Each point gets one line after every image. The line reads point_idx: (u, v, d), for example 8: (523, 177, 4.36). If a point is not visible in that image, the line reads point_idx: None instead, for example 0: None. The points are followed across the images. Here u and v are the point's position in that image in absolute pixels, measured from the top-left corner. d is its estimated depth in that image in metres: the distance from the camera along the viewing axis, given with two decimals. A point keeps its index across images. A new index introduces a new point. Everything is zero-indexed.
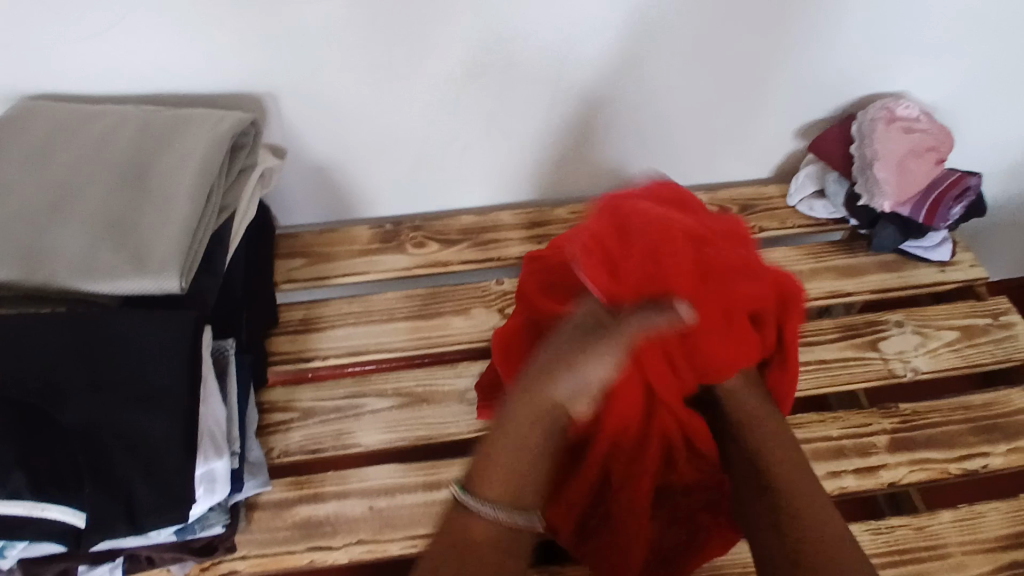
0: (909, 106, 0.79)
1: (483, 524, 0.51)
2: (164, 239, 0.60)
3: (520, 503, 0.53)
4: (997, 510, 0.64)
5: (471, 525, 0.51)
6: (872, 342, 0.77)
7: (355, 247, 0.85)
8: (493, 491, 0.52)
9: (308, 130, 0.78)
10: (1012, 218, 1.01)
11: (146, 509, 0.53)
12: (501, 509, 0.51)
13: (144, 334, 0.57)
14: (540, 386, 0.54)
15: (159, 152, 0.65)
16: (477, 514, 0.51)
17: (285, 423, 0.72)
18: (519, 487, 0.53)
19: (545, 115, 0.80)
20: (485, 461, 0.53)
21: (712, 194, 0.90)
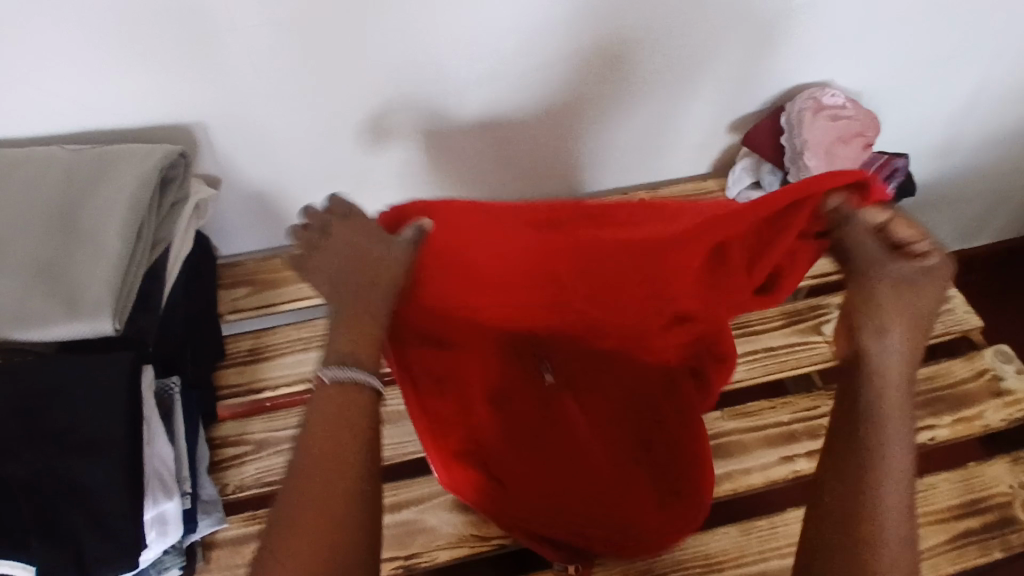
0: (834, 95, 0.82)
1: (364, 398, 0.48)
2: (96, 281, 0.59)
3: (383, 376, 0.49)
4: (947, 479, 0.66)
5: (349, 403, 0.47)
6: (816, 325, 0.78)
7: (301, 271, 0.84)
8: (370, 371, 0.48)
9: (241, 157, 0.77)
10: (940, 197, 1.05)
11: (96, 561, 0.51)
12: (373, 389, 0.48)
13: (78, 379, 0.55)
14: (374, 293, 0.51)
15: (83, 189, 0.63)
16: (353, 383, 0.47)
17: (238, 457, 0.70)
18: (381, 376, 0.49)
19: (480, 127, 0.80)
20: (354, 332, 0.50)
21: (653, 192, 0.92)
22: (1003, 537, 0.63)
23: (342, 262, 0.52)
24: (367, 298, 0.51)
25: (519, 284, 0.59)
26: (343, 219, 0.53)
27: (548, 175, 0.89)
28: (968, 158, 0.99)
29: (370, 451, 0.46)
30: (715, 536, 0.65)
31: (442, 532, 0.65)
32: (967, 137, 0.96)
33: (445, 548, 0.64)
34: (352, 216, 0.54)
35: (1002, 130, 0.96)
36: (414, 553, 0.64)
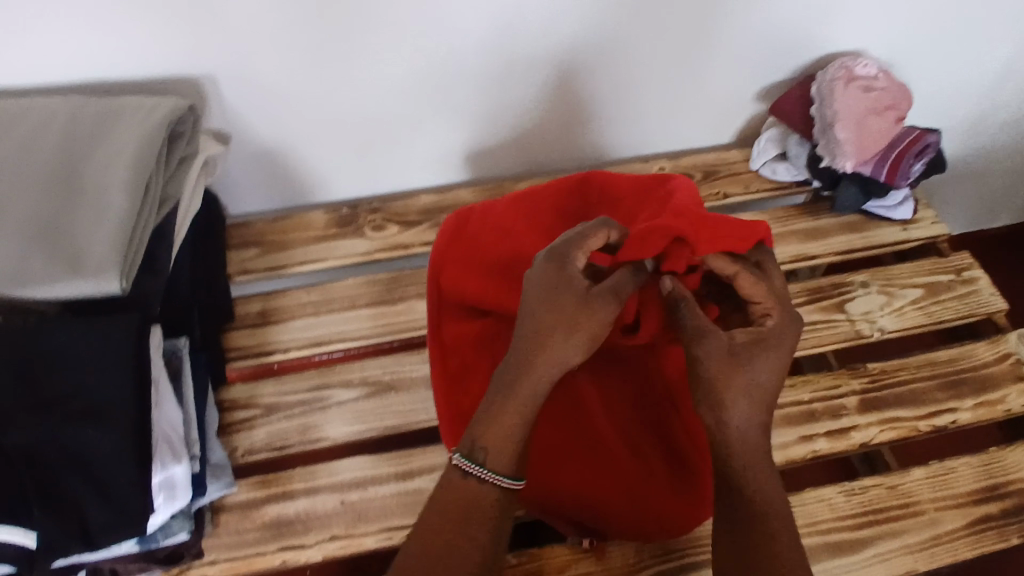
0: (866, 65, 0.79)
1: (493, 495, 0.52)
2: (100, 239, 0.56)
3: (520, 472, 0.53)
4: (968, 464, 0.65)
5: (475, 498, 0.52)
6: (839, 304, 0.77)
7: (311, 233, 0.82)
8: (507, 475, 0.52)
9: (251, 113, 0.74)
10: (967, 173, 1.02)
11: (98, 528, 0.51)
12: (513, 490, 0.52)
13: (84, 340, 0.53)
14: (551, 355, 0.51)
15: (88, 144, 0.60)
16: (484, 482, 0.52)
17: (247, 420, 0.69)
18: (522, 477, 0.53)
19: (498, 89, 0.77)
20: (492, 425, 0.52)
21: (674, 161, 0.89)
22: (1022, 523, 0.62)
23: (545, 306, 0.52)
24: (541, 361, 0.52)
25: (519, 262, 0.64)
26: (550, 262, 0.53)
27: (566, 140, 0.86)
28: (1000, 134, 0.96)
29: (497, 536, 0.52)
30: None
31: None
32: (1000, 112, 0.93)
33: None
34: (561, 258, 0.52)
35: None
36: None
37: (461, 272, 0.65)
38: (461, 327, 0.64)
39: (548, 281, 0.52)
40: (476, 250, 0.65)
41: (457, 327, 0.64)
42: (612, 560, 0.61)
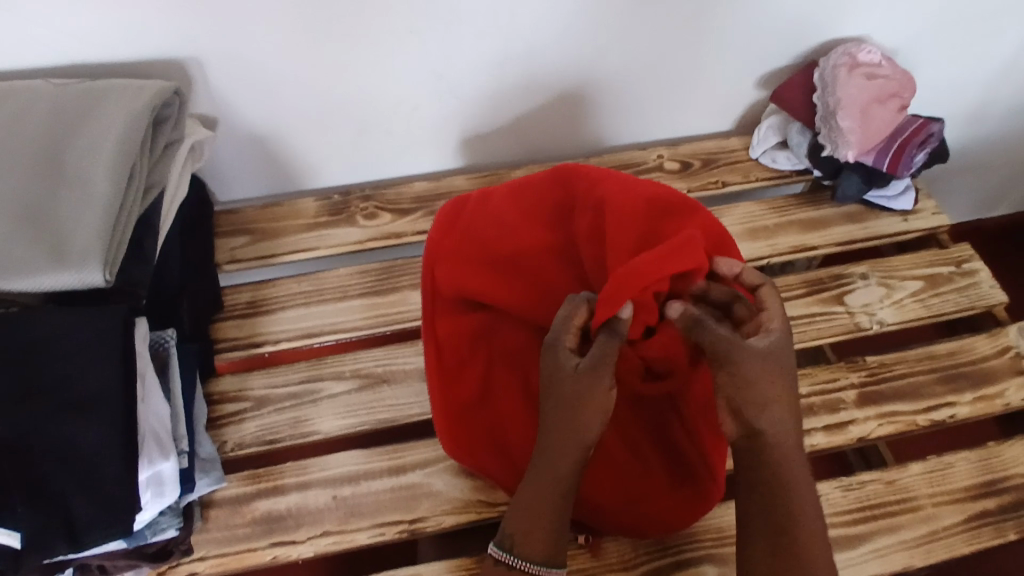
0: (870, 51, 0.77)
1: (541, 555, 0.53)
2: (83, 229, 0.54)
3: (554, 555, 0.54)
4: (966, 459, 0.65)
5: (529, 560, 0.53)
6: (838, 296, 0.76)
7: (302, 221, 0.80)
8: (539, 553, 0.53)
9: (239, 97, 0.71)
10: (967, 163, 1.01)
11: (85, 527, 0.49)
12: (549, 565, 0.53)
13: (67, 333, 0.52)
14: (570, 432, 0.52)
15: (70, 129, 0.58)
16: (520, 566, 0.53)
17: (237, 413, 0.68)
18: (557, 544, 0.54)
19: (494, 74, 0.75)
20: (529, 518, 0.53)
21: (673, 149, 0.87)
22: (1019, 519, 0.62)
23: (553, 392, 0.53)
24: (566, 432, 0.52)
25: (512, 257, 0.63)
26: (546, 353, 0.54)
27: (563, 127, 0.84)
28: (1001, 123, 0.95)
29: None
30: (727, 509, 0.64)
31: (448, 497, 0.63)
32: (1003, 101, 0.91)
33: (451, 514, 0.62)
34: (553, 346, 0.53)
35: None
36: (419, 518, 0.62)
37: (451, 260, 0.64)
38: (456, 321, 0.63)
39: (551, 374, 0.53)
40: (474, 243, 0.64)
41: (452, 320, 0.63)
42: (608, 556, 0.61)
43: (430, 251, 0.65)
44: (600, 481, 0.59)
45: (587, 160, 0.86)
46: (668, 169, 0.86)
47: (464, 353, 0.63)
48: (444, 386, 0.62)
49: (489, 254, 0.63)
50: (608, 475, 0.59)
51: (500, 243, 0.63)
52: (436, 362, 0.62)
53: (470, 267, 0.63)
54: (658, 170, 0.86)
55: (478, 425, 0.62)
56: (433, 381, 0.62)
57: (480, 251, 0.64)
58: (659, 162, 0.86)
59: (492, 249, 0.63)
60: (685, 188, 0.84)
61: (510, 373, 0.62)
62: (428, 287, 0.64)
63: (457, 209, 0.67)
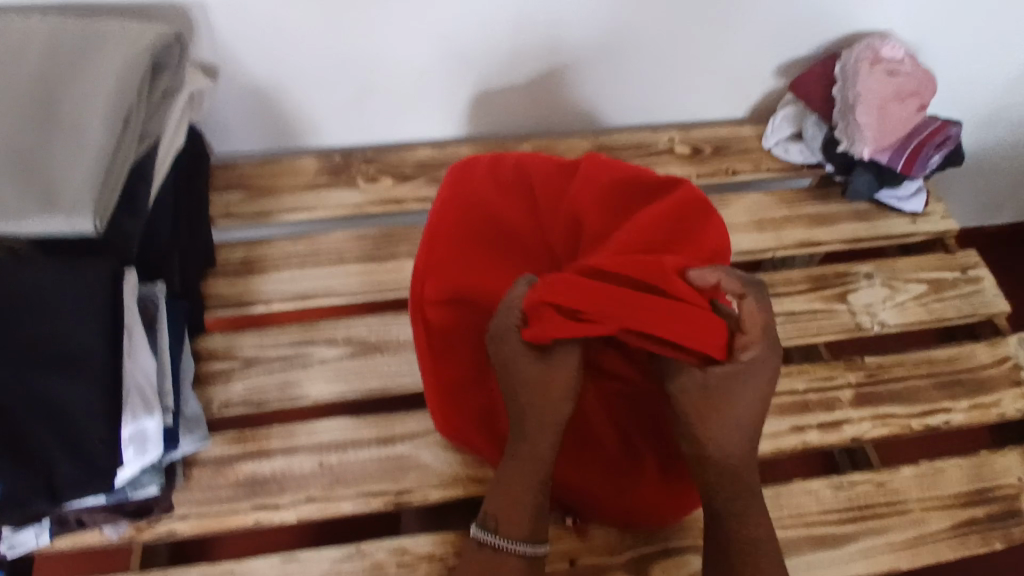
0: (894, 47, 0.75)
1: (523, 532, 0.53)
2: (75, 172, 0.52)
3: (535, 534, 0.53)
4: (957, 465, 0.65)
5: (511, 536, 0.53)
6: (842, 294, 0.75)
7: (300, 180, 0.78)
8: (518, 532, 0.53)
9: (243, 46, 0.69)
10: (976, 168, 1.00)
11: (66, 483, 0.48)
12: (533, 544, 0.53)
13: (53, 281, 0.50)
14: (550, 413, 0.54)
15: (64, 68, 0.55)
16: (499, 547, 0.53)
17: (225, 373, 0.66)
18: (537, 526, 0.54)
19: (509, 42, 0.73)
20: (507, 499, 0.54)
21: (684, 132, 0.86)
22: (1006, 529, 0.62)
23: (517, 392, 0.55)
24: (520, 406, 0.55)
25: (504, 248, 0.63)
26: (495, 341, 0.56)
27: (574, 101, 0.82)
28: (1016, 129, 0.94)
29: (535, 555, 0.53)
30: None
31: (436, 471, 0.62)
32: (1019, 108, 0.90)
33: (439, 487, 0.61)
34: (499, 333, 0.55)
35: None
36: (406, 489, 0.61)
37: (445, 244, 0.62)
38: (447, 306, 0.61)
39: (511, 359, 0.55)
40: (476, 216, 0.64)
41: (446, 304, 0.61)
42: (594, 540, 0.60)
43: (438, 226, 0.63)
44: (602, 474, 0.58)
45: (596, 138, 0.84)
46: (678, 153, 0.84)
47: (455, 335, 0.61)
48: (436, 371, 0.60)
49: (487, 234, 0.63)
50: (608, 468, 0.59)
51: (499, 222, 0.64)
52: (426, 345, 0.60)
53: (465, 251, 0.62)
54: (668, 153, 0.84)
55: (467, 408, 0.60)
56: (425, 367, 0.60)
57: (478, 233, 0.63)
58: (670, 145, 0.84)
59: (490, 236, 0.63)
60: (695, 173, 0.83)
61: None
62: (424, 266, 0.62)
63: (458, 185, 0.64)
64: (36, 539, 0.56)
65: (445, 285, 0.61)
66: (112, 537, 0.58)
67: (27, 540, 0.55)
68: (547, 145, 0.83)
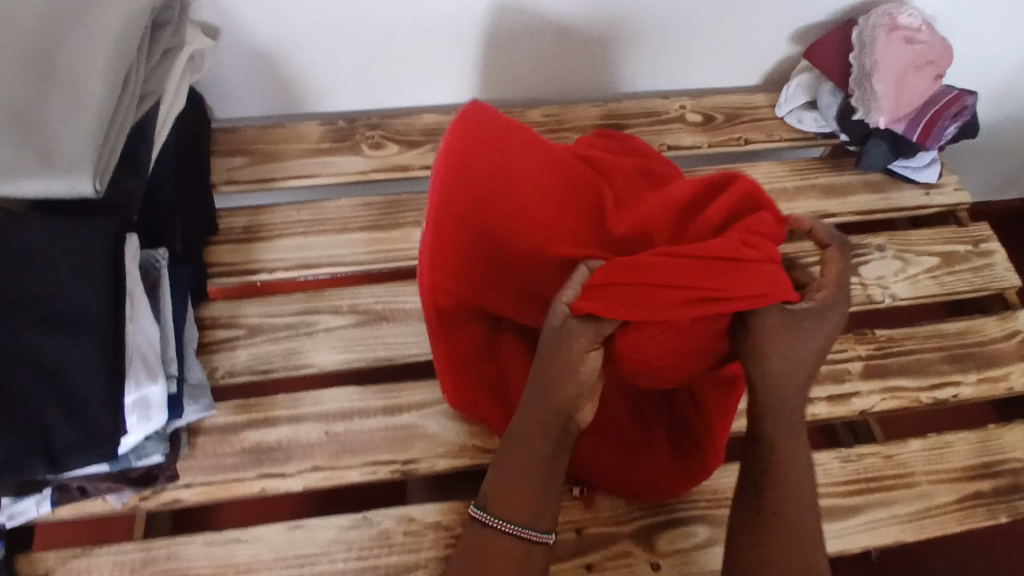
0: (911, 15, 0.73)
1: (524, 516, 0.52)
2: (74, 131, 0.50)
3: (538, 519, 0.52)
4: (965, 439, 0.64)
5: (511, 517, 0.52)
6: (853, 266, 0.74)
7: (304, 146, 0.76)
8: (519, 514, 0.52)
9: (245, 5, 0.67)
10: (992, 140, 0.98)
11: (64, 448, 0.47)
12: (535, 529, 0.52)
13: (54, 243, 0.48)
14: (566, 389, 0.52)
15: (59, 22, 0.53)
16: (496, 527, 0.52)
17: (228, 341, 0.65)
18: (536, 510, 0.52)
19: (519, 4, 0.71)
20: (509, 478, 0.52)
21: (696, 100, 0.84)
22: (1011, 503, 0.62)
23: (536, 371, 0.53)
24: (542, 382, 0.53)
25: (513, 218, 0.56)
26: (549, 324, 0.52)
27: (584, 67, 0.80)
28: None
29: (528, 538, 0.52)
30: (725, 472, 0.63)
31: (443, 440, 0.62)
32: None
33: (446, 457, 0.61)
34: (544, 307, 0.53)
35: None
36: (412, 459, 0.61)
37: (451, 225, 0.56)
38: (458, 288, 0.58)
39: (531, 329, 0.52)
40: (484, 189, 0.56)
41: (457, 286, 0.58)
42: (601, 510, 0.60)
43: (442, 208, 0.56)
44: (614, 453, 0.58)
45: (606, 105, 0.82)
46: (689, 121, 0.82)
47: (467, 312, 0.60)
48: (450, 349, 0.59)
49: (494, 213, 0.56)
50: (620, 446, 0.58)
51: (510, 200, 0.56)
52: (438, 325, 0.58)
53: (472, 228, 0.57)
54: (679, 121, 0.82)
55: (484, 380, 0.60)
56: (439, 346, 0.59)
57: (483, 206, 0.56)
58: (681, 113, 0.83)
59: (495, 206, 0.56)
60: (706, 142, 0.81)
61: (518, 336, 0.61)
62: (428, 245, 0.57)
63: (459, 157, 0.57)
64: (36, 509, 0.55)
65: (457, 269, 0.57)
66: (116, 505, 0.58)
67: (27, 509, 0.55)
68: (555, 112, 0.81)
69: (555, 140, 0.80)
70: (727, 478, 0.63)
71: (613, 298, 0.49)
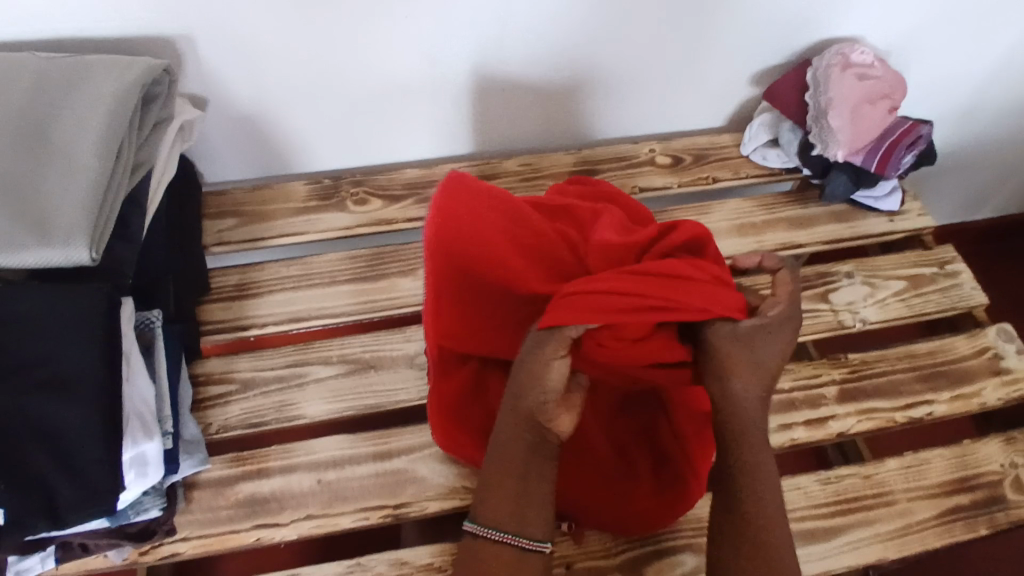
0: (863, 52, 0.78)
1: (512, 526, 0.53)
2: (69, 204, 0.54)
3: (526, 528, 0.53)
4: (942, 455, 0.66)
5: (500, 525, 0.53)
6: (823, 293, 0.76)
7: (291, 205, 0.79)
8: (508, 522, 0.53)
9: (231, 78, 0.71)
10: (953, 166, 1.02)
11: (65, 504, 0.49)
12: (525, 536, 0.53)
13: (52, 310, 0.51)
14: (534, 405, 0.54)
15: (58, 103, 0.58)
16: (489, 539, 0.53)
17: (222, 396, 0.67)
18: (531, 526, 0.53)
19: (489, 64, 0.75)
20: (494, 494, 0.54)
21: (665, 143, 0.88)
22: (991, 515, 0.64)
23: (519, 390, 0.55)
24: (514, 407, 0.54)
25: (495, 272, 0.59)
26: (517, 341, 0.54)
27: (555, 118, 0.84)
28: (989, 127, 0.96)
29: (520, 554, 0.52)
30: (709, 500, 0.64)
31: (432, 483, 0.63)
32: (991, 106, 0.93)
33: (436, 499, 0.63)
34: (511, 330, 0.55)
35: None
36: (403, 503, 0.62)
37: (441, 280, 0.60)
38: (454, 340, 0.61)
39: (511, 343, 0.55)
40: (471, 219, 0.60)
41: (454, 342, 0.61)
42: (589, 544, 0.62)
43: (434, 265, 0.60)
44: (593, 485, 0.59)
45: (579, 152, 0.87)
46: (659, 163, 0.86)
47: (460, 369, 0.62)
48: (444, 407, 0.61)
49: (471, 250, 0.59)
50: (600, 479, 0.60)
51: (486, 236, 0.60)
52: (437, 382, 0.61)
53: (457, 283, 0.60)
54: (649, 164, 0.86)
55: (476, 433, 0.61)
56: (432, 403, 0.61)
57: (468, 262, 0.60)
58: (651, 156, 0.87)
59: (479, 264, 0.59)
60: (675, 183, 0.85)
61: (504, 379, 0.63)
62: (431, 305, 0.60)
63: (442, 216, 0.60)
64: (42, 565, 0.57)
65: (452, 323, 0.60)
66: (116, 561, 0.60)
67: (33, 565, 0.57)
68: (531, 161, 0.85)
69: (531, 187, 0.84)
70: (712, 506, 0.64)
71: (586, 306, 0.51)
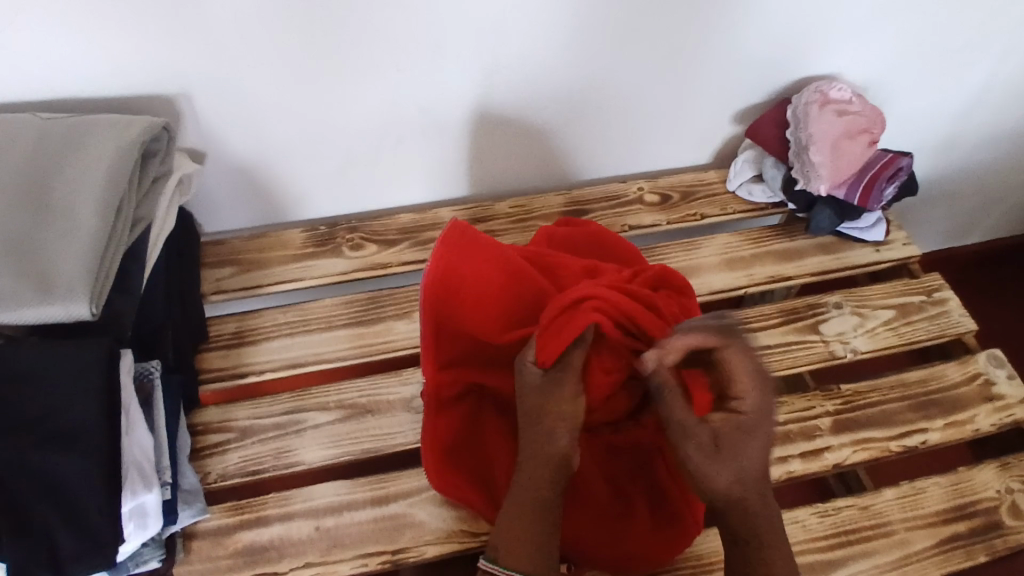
0: (841, 89, 0.80)
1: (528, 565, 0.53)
2: (71, 259, 0.55)
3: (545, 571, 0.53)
4: (938, 483, 0.66)
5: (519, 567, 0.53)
6: (813, 324, 0.78)
7: (288, 252, 0.81)
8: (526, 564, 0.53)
9: (228, 132, 0.73)
10: (936, 194, 1.05)
11: (68, 557, 0.50)
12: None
13: (56, 365, 0.52)
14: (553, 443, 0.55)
15: (62, 161, 0.60)
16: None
17: (221, 444, 0.68)
18: (547, 564, 0.53)
19: (478, 110, 0.78)
20: (511, 535, 0.54)
21: (652, 181, 0.90)
22: (990, 542, 0.64)
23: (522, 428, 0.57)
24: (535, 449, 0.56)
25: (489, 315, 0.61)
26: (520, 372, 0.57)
27: (544, 160, 0.86)
28: (968, 156, 0.98)
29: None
30: (708, 536, 0.64)
31: (431, 527, 0.63)
32: (969, 135, 0.95)
33: (434, 544, 0.63)
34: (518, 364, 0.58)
35: (1006, 130, 0.95)
36: (402, 548, 0.62)
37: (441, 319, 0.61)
38: (452, 377, 0.62)
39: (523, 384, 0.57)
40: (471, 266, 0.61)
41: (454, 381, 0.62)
42: None
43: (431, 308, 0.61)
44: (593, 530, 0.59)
45: (569, 193, 0.88)
46: (648, 201, 0.88)
47: (457, 408, 0.63)
48: (443, 447, 0.62)
49: (464, 287, 0.61)
50: (601, 523, 0.60)
51: (483, 278, 0.61)
52: (434, 423, 0.62)
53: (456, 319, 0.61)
54: (638, 202, 0.88)
55: (476, 474, 0.62)
56: (430, 443, 0.61)
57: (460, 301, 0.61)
58: (640, 194, 0.88)
59: (474, 306, 0.61)
60: (664, 220, 0.87)
61: (499, 416, 0.64)
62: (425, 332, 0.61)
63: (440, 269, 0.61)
64: None
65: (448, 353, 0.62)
66: None
67: None
68: (522, 203, 0.87)
69: (523, 228, 0.85)
70: (711, 542, 0.64)
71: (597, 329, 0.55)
